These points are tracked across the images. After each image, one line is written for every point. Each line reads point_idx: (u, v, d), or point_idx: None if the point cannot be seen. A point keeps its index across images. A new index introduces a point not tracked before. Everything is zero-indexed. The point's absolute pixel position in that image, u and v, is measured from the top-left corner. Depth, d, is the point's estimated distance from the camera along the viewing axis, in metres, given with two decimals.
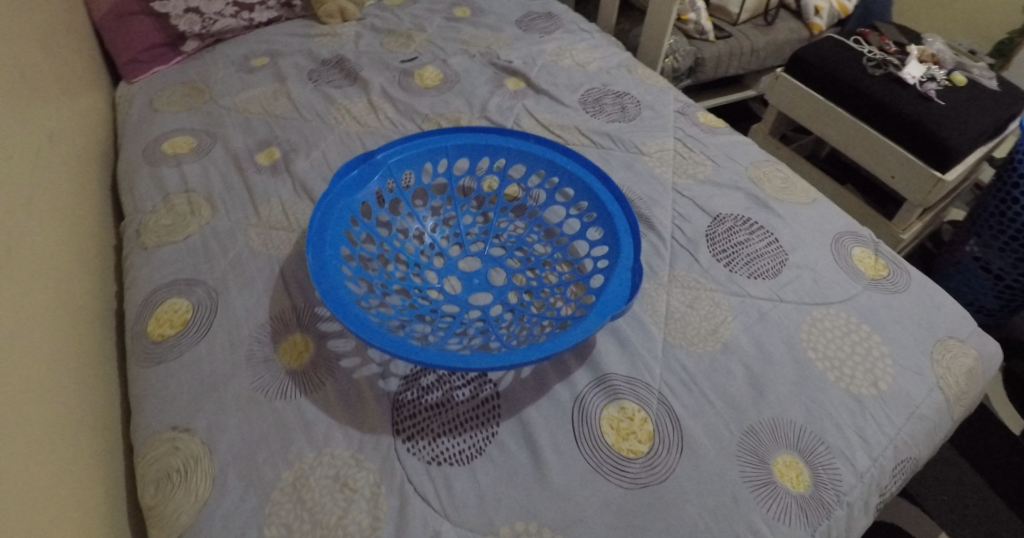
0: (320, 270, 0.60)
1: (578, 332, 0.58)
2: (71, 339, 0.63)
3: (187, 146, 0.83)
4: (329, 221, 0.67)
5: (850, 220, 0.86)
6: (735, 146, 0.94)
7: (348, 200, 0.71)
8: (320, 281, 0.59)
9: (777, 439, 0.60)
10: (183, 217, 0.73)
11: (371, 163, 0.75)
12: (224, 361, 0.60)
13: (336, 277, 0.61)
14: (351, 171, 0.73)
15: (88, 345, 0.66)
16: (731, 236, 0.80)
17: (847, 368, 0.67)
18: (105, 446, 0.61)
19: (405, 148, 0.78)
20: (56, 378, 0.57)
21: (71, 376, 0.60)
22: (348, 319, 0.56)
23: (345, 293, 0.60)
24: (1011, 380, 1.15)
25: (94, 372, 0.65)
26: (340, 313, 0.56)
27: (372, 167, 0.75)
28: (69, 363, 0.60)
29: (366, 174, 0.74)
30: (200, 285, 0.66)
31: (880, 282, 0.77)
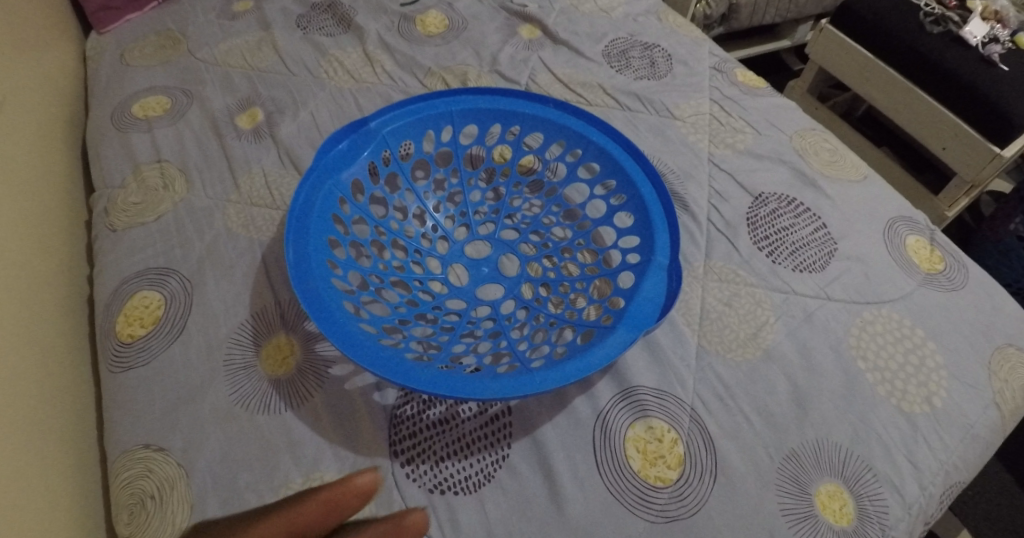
0: (306, 271, 0.52)
1: (605, 351, 0.51)
2: (33, 337, 0.56)
3: (160, 107, 0.74)
4: (314, 207, 0.58)
5: (904, 202, 0.77)
6: (778, 110, 0.84)
7: (337, 179, 0.62)
8: (304, 286, 0.51)
9: (820, 465, 0.54)
10: (155, 193, 0.65)
11: (364, 133, 0.65)
12: (201, 368, 0.53)
13: (323, 280, 0.53)
14: (339, 143, 0.63)
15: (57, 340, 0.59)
16: (774, 220, 0.72)
17: (900, 382, 0.60)
18: (76, 456, 0.55)
19: (404, 114, 0.67)
20: (13, 388, 0.51)
21: (33, 380, 0.53)
22: (337, 334, 0.48)
23: (335, 299, 0.52)
24: None
25: (66, 370, 0.58)
26: (326, 326, 0.49)
27: (364, 138, 0.65)
28: (29, 367, 0.54)
29: (358, 146, 0.64)
30: (173, 275, 0.58)
31: (936, 278, 0.69)
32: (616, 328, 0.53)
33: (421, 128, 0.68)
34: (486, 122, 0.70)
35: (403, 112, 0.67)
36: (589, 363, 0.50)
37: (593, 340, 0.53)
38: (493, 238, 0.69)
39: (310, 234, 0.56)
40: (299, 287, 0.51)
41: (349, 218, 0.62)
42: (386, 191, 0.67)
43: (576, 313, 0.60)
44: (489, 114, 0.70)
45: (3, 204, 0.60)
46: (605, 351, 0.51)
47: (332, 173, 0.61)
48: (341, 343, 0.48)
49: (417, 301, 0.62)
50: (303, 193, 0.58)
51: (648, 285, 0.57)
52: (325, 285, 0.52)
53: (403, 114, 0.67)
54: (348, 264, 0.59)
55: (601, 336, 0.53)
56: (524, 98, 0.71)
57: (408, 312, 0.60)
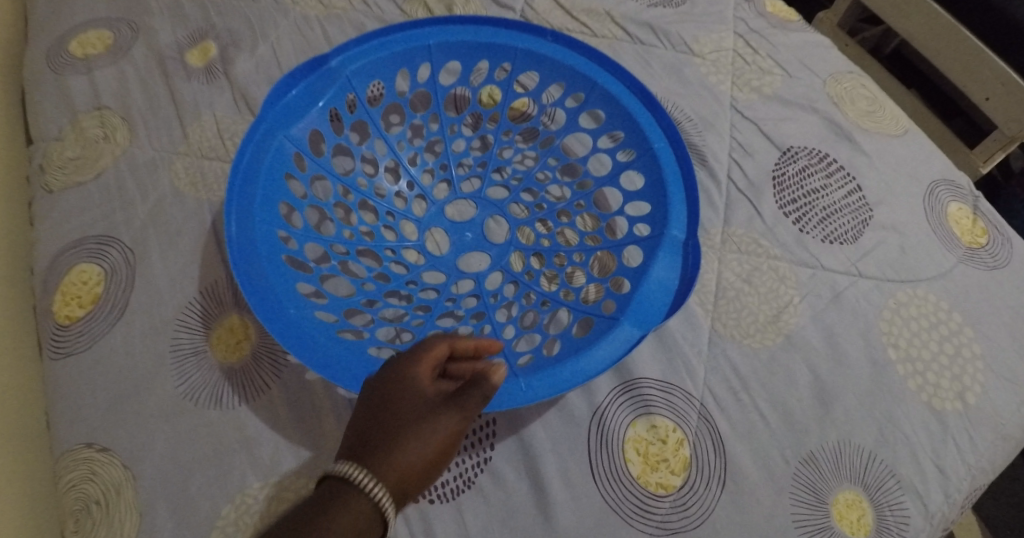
0: (254, 255, 0.45)
1: (602, 355, 0.45)
2: None
3: (102, 43, 0.64)
4: (263, 170, 0.49)
5: (946, 160, 0.69)
6: (811, 47, 0.74)
7: (291, 133, 0.52)
8: (249, 275, 0.44)
9: (839, 469, 0.49)
10: (94, 146, 0.56)
11: (323, 75, 0.55)
12: (146, 354, 0.47)
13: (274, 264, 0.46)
14: (292, 88, 0.54)
15: None
16: (803, 181, 0.64)
17: (932, 375, 0.54)
18: None
19: (371, 50, 0.56)
20: None
21: None
22: (289, 334, 0.42)
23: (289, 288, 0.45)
24: None
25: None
26: (276, 325, 0.42)
27: (324, 81, 0.55)
28: None
29: (316, 91, 0.54)
30: (113, 244, 0.51)
31: (977, 254, 0.62)
32: (618, 323, 0.47)
33: (392, 67, 0.58)
34: (469, 58, 0.59)
35: (371, 47, 0.56)
36: (584, 369, 0.44)
37: (589, 335, 0.47)
38: (478, 197, 0.61)
39: (257, 206, 0.48)
40: (244, 275, 0.44)
41: (306, 178, 0.54)
42: (351, 142, 0.58)
43: (571, 291, 0.54)
44: (476, 49, 0.59)
45: None
46: (603, 351, 0.45)
47: (283, 125, 0.52)
48: (294, 347, 0.42)
49: (389, 273, 0.55)
50: (249, 155, 0.49)
51: (658, 267, 0.50)
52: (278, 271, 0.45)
53: (370, 50, 0.56)
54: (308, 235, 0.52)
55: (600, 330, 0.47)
56: (518, 29, 0.59)
57: (379, 288, 0.54)
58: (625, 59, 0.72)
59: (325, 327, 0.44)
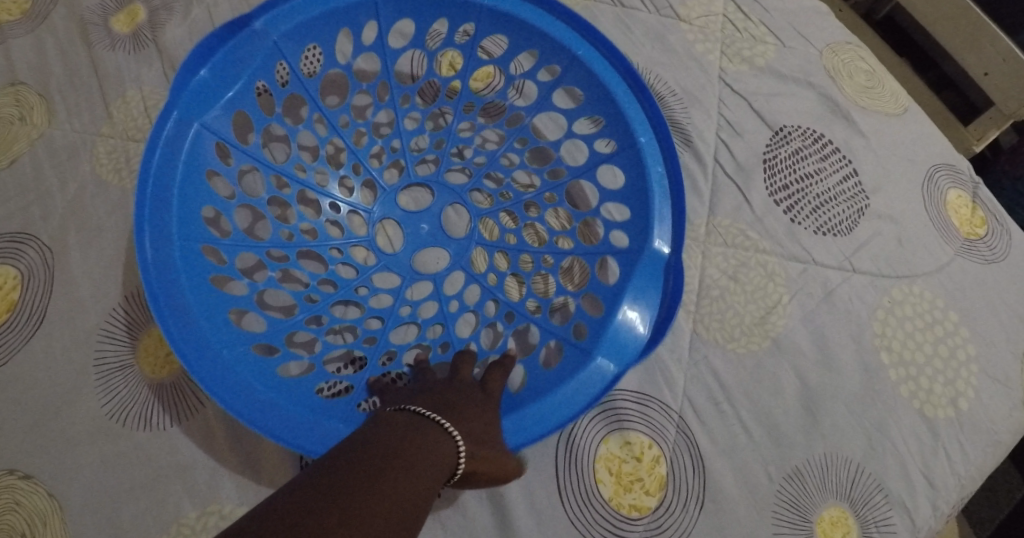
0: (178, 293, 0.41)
1: (570, 396, 0.44)
2: None
3: (16, 5, 0.57)
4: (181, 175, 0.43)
5: (945, 141, 0.65)
6: (808, 13, 0.68)
7: (208, 123, 0.45)
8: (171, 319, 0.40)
9: (825, 485, 0.46)
10: (8, 128, 0.50)
11: (244, 40, 0.46)
12: (67, 368, 0.42)
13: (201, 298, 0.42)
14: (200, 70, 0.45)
15: None
16: (797, 164, 0.59)
17: (925, 379, 0.51)
18: None
19: (301, 12, 0.47)
20: None
21: None
22: (225, 387, 0.40)
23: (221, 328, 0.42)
24: None
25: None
26: (211, 376, 0.40)
27: (243, 50, 0.46)
28: None
29: (235, 69, 0.46)
30: (29, 243, 0.45)
31: (975, 245, 0.59)
32: (591, 358, 0.45)
33: (330, 29, 0.49)
34: (425, 18, 0.52)
35: (302, 9, 0.47)
36: (556, 417, 0.43)
37: (560, 369, 0.46)
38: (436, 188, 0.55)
39: (175, 225, 0.42)
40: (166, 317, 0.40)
41: (233, 174, 0.47)
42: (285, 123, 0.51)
43: (539, 303, 0.51)
44: (432, 7, 0.51)
45: None
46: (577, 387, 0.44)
47: (196, 114, 0.44)
48: (230, 401, 0.40)
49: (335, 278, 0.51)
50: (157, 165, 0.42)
51: (633, 294, 0.47)
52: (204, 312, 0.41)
53: (301, 11, 0.47)
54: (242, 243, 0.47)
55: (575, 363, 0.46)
56: None
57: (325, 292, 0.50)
58: (604, 22, 0.65)
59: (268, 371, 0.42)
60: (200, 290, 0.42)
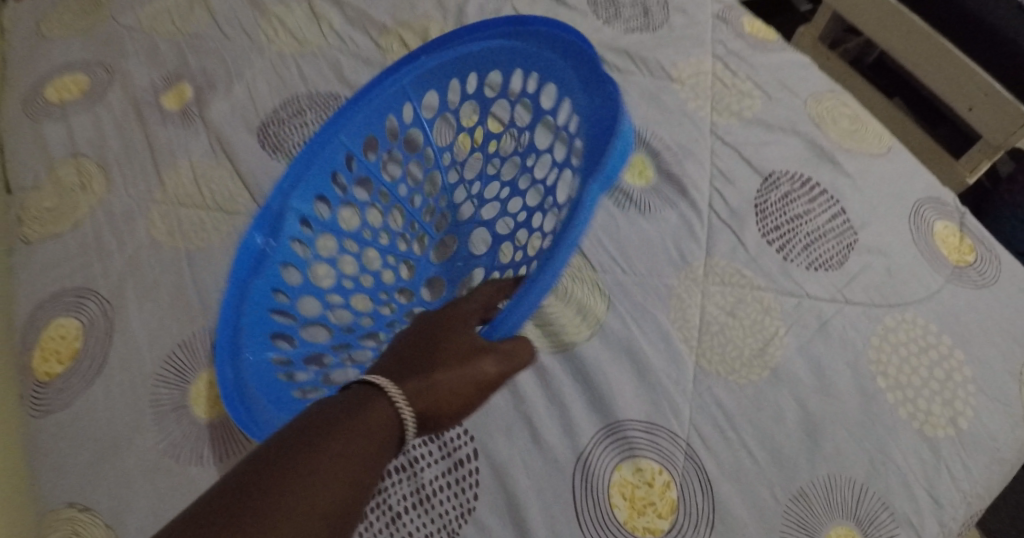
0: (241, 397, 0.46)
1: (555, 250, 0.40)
2: None
3: (77, 87, 0.64)
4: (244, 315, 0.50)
5: (929, 177, 0.69)
6: (791, 68, 0.74)
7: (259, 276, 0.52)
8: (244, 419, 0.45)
9: (830, 504, 0.48)
10: (71, 196, 0.56)
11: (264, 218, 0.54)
12: (125, 409, 0.46)
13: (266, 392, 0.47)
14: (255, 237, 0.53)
15: None
16: (787, 206, 0.63)
17: (923, 401, 0.53)
18: None
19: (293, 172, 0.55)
20: None
21: None
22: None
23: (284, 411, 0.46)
24: None
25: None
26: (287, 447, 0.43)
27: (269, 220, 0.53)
28: None
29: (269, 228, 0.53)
30: (91, 297, 0.50)
31: (965, 272, 0.62)
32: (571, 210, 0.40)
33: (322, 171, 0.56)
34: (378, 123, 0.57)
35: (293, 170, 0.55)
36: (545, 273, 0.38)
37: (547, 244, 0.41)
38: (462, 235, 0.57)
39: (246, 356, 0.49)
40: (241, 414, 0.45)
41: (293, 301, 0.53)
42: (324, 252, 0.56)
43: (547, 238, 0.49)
44: (374, 109, 0.56)
45: None
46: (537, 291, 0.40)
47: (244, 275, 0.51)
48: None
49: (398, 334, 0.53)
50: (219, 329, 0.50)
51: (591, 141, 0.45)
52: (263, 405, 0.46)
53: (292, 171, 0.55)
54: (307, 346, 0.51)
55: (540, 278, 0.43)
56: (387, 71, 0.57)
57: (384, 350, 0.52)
58: None
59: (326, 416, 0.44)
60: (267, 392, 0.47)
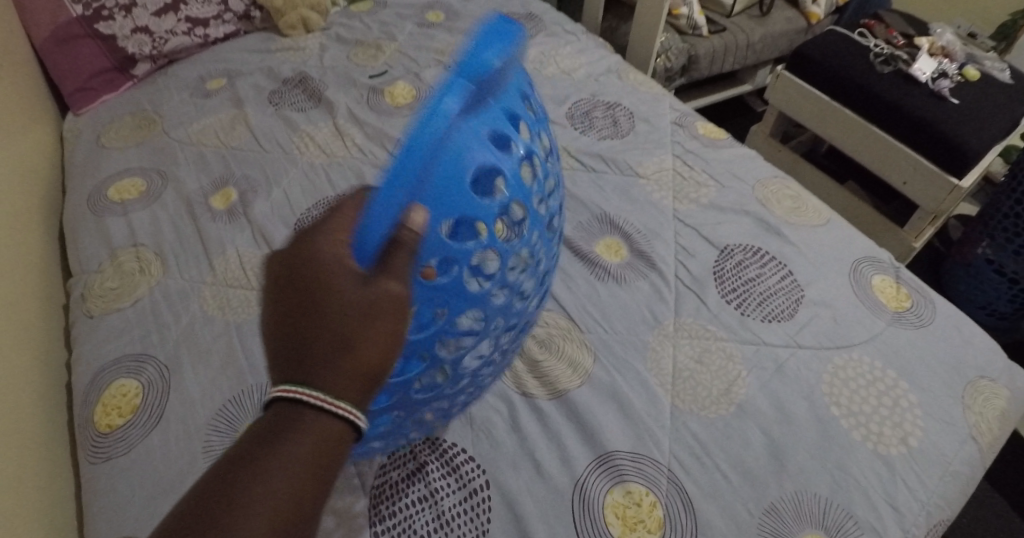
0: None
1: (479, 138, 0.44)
2: (19, 427, 0.55)
3: (135, 190, 0.76)
4: None
5: (867, 241, 0.80)
6: (738, 160, 0.88)
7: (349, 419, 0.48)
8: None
9: (800, 516, 0.54)
10: (131, 277, 0.66)
11: None
12: (179, 454, 0.53)
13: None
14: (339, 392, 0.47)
15: (36, 415, 0.59)
16: (741, 272, 0.73)
17: (874, 424, 0.61)
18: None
19: None
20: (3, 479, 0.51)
21: (18, 465, 0.53)
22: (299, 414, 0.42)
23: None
24: None
25: (42, 455, 0.57)
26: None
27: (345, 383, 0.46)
28: (22, 457, 0.54)
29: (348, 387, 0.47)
30: (150, 361, 0.59)
31: (904, 316, 0.71)
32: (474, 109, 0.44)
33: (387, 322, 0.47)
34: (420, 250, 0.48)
35: None
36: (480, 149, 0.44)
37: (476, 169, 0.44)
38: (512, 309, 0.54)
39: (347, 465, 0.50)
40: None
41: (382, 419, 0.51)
42: None
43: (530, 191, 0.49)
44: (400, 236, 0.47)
45: None
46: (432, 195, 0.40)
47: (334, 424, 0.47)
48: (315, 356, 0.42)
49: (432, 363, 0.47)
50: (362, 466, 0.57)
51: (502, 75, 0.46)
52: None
53: None
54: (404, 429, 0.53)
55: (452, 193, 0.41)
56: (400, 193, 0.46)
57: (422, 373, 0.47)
58: (581, 182, 0.86)
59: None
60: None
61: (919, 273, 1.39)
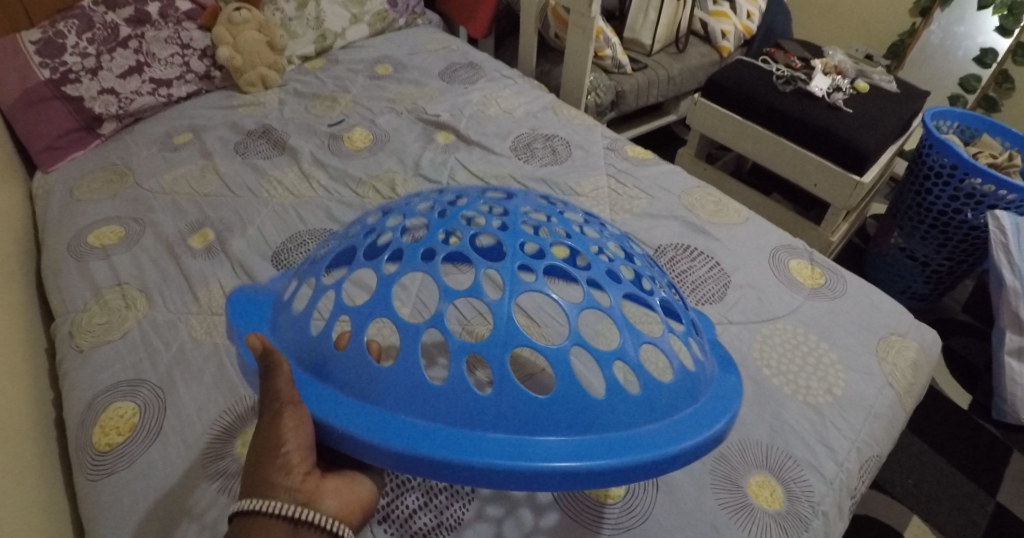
0: (545, 456, 0.40)
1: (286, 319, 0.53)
2: (15, 452, 0.58)
3: (114, 236, 0.81)
4: (569, 447, 0.41)
5: (782, 232, 0.91)
6: (665, 176, 0.99)
7: (535, 432, 0.42)
8: (534, 478, 0.40)
9: (746, 461, 0.62)
10: (118, 313, 0.70)
11: (464, 416, 0.42)
12: (181, 463, 0.56)
13: (523, 434, 0.42)
14: (487, 425, 0.42)
15: (30, 443, 0.61)
16: (674, 266, 0.83)
17: (802, 379, 0.70)
18: None
19: (413, 391, 0.44)
20: (7, 498, 0.53)
21: (19, 486, 0.55)
22: (429, 469, 0.40)
23: (487, 441, 0.41)
24: (957, 369, 1.31)
25: (41, 480, 0.59)
26: (445, 466, 0.40)
27: (475, 418, 0.42)
28: (21, 480, 0.57)
29: (487, 416, 0.42)
30: (145, 384, 0.63)
31: (819, 290, 0.82)
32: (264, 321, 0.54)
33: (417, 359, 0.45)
34: (386, 302, 0.48)
35: (421, 395, 0.43)
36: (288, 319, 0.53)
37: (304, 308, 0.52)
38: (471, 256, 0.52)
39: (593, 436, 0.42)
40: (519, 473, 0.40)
41: (559, 364, 0.45)
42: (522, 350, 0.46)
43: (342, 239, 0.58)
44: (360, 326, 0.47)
45: None
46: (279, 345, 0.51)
47: (527, 433, 0.42)
48: (341, 441, 0.43)
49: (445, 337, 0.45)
50: (693, 434, 0.44)
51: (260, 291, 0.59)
52: (491, 444, 0.41)
53: (425, 391, 0.43)
54: (555, 359, 0.45)
55: (284, 330, 0.52)
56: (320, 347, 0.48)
57: (453, 348, 0.45)
58: None
59: (402, 412, 0.43)
60: (537, 441, 0.41)
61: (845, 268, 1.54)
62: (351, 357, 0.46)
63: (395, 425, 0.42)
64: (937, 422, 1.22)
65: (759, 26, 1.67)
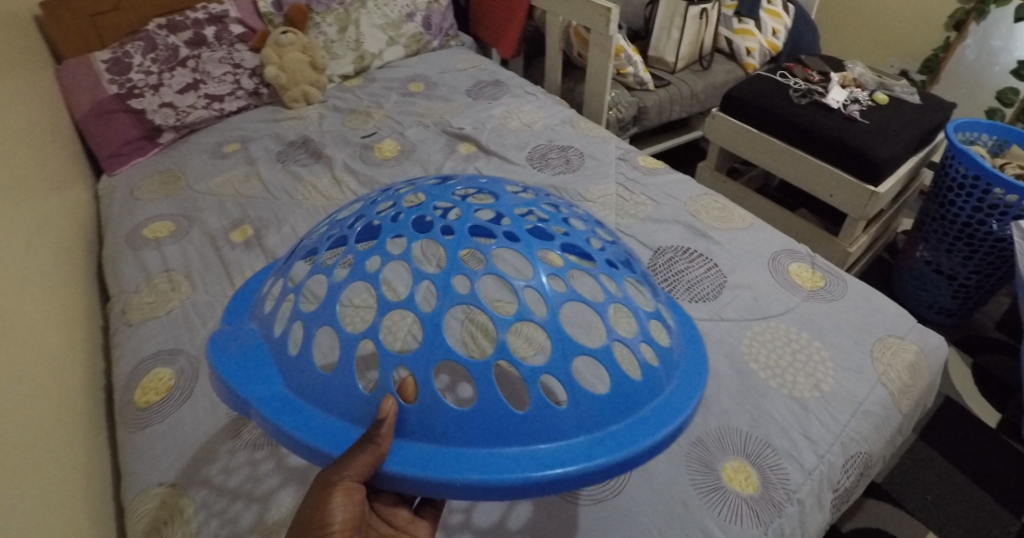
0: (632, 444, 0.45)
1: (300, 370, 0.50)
2: (71, 406, 0.67)
3: (166, 230, 0.92)
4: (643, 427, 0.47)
5: (786, 238, 0.93)
6: (674, 184, 1.03)
7: (608, 424, 0.47)
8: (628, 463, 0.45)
9: (724, 447, 0.64)
10: (164, 294, 0.80)
11: (540, 428, 0.46)
12: (206, 421, 0.64)
13: (607, 428, 0.46)
14: (567, 434, 0.46)
15: (84, 401, 0.71)
16: (673, 267, 0.87)
17: (788, 375, 0.72)
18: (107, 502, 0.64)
19: (490, 418, 0.46)
20: (62, 440, 0.62)
21: (72, 434, 0.64)
22: (548, 491, 0.43)
23: (574, 447, 0.45)
24: (988, 389, 1.27)
25: (90, 433, 0.68)
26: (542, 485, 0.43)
27: (551, 427, 0.46)
28: (74, 429, 0.66)
29: (563, 423, 0.46)
30: (182, 354, 0.71)
31: (818, 292, 0.84)
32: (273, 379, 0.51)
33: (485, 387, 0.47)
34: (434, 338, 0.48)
35: (498, 423, 0.45)
36: (302, 370, 0.50)
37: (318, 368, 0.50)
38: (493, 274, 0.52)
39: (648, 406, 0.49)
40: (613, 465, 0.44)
41: (609, 360, 0.50)
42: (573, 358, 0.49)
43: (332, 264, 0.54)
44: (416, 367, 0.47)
45: (52, 304, 0.75)
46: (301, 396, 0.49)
47: (603, 427, 0.46)
48: (443, 492, 0.44)
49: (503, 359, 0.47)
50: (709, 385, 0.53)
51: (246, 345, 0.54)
52: (578, 449, 0.45)
53: (499, 415, 0.46)
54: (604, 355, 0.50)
55: (297, 376, 0.50)
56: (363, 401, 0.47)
57: (525, 375, 0.47)
58: None
59: (496, 444, 0.45)
60: (614, 431, 0.46)
61: (872, 282, 1.52)
62: (420, 402, 0.46)
63: (494, 459, 0.44)
64: (962, 442, 1.18)
65: (785, 43, 1.69)
